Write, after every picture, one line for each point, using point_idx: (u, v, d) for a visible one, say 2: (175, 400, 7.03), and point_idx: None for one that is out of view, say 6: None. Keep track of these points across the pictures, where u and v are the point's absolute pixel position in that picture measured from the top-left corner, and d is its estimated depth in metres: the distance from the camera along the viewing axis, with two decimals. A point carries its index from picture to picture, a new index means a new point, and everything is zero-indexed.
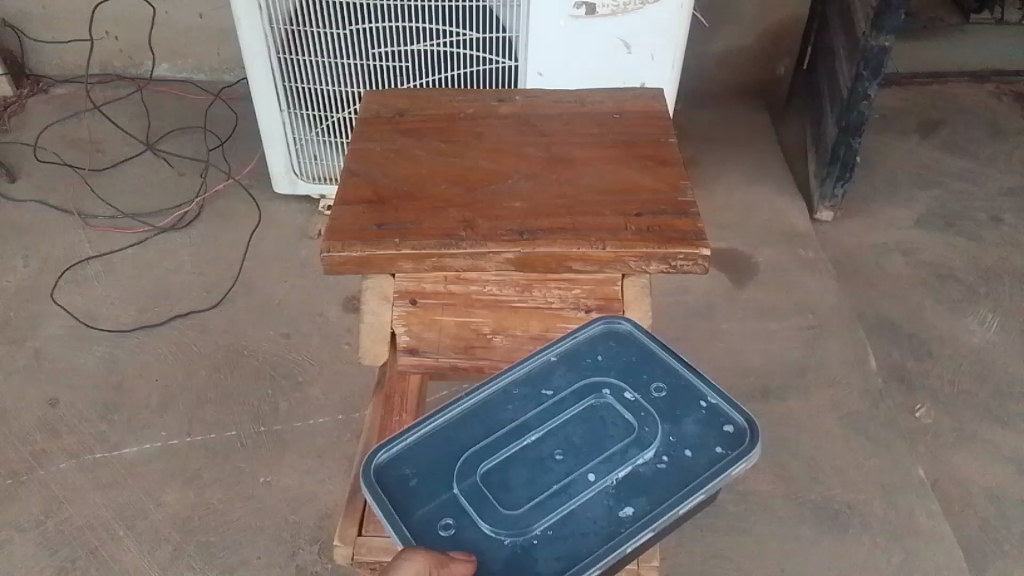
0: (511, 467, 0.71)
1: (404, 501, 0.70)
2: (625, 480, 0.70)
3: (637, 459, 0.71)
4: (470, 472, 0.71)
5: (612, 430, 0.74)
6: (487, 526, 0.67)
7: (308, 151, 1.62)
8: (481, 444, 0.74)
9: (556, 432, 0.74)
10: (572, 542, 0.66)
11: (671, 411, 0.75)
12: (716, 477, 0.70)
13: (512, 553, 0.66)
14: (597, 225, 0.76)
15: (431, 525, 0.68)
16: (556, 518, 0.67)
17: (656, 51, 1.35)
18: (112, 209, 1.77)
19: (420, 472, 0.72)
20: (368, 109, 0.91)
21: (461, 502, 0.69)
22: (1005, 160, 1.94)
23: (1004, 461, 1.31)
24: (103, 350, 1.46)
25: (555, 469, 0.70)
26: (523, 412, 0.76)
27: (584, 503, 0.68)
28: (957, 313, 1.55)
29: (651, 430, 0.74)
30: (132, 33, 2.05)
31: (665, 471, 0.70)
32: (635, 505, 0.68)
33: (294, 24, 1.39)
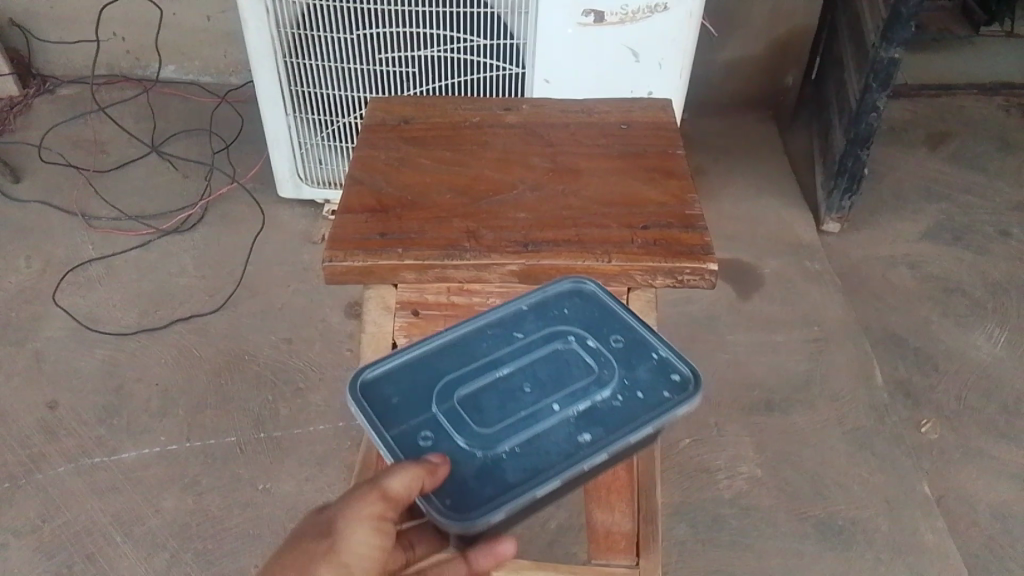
0: (481, 393, 0.64)
1: (382, 416, 0.63)
2: (587, 411, 0.63)
3: (598, 395, 0.64)
4: (447, 394, 0.64)
5: (578, 367, 0.66)
6: (462, 441, 0.61)
7: (313, 156, 1.62)
8: (456, 370, 0.66)
9: (524, 366, 0.66)
10: (540, 457, 0.60)
11: (627, 354, 0.67)
12: (666, 413, 0.63)
13: (480, 466, 0.60)
14: (603, 238, 0.75)
15: (407, 434, 0.62)
16: (521, 438, 0.61)
17: (664, 60, 1.34)
18: (115, 210, 1.76)
19: (401, 390, 0.65)
20: (373, 116, 0.90)
21: (437, 418, 0.63)
22: (1014, 174, 1.92)
23: (1010, 478, 1.29)
24: (104, 352, 1.46)
25: (522, 398, 0.64)
26: (497, 344, 0.68)
27: (549, 426, 0.62)
28: (964, 327, 1.54)
29: (610, 370, 0.66)
30: (138, 34, 2.05)
31: (623, 408, 0.63)
32: (594, 433, 0.61)
33: (300, 29, 1.38)
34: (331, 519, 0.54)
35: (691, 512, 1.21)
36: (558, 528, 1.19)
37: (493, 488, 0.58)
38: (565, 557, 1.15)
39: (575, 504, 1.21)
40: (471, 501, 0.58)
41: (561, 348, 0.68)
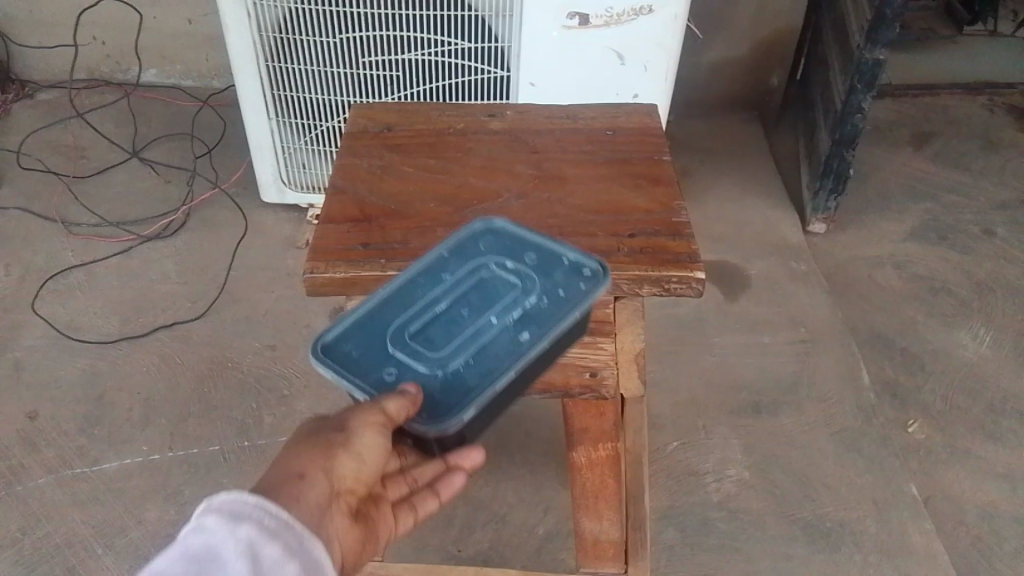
0: (425, 324, 0.66)
1: (346, 368, 0.63)
2: (520, 314, 0.65)
3: (526, 299, 0.67)
4: (393, 333, 0.65)
5: (506, 280, 0.68)
6: (421, 369, 0.63)
7: (296, 161, 1.60)
8: (398, 308, 0.67)
9: (455, 292, 0.68)
10: (494, 361, 0.63)
11: (543, 258, 0.70)
12: (589, 295, 0.66)
13: (442, 385, 0.62)
14: (589, 247, 0.73)
15: (372, 379, 0.62)
16: (471, 352, 0.63)
17: (649, 63, 1.33)
18: (95, 217, 1.74)
19: (357, 340, 0.65)
20: (356, 124, 0.89)
21: (392, 357, 0.64)
22: (998, 173, 1.93)
23: (996, 478, 1.29)
24: (85, 361, 1.44)
25: (463, 320, 0.66)
26: (432, 277, 0.69)
27: (493, 335, 0.64)
28: (950, 327, 1.54)
29: (532, 276, 0.69)
30: (119, 38, 2.02)
31: (552, 303, 0.66)
32: (531, 330, 0.64)
33: (282, 33, 1.37)
34: (344, 419, 0.59)
35: (680, 516, 1.21)
36: (546, 534, 1.18)
37: (458, 397, 0.61)
38: (553, 563, 1.14)
39: (564, 510, 1.21)
40: (445, 414, 0.60)
41: (487, 268, 0.70)
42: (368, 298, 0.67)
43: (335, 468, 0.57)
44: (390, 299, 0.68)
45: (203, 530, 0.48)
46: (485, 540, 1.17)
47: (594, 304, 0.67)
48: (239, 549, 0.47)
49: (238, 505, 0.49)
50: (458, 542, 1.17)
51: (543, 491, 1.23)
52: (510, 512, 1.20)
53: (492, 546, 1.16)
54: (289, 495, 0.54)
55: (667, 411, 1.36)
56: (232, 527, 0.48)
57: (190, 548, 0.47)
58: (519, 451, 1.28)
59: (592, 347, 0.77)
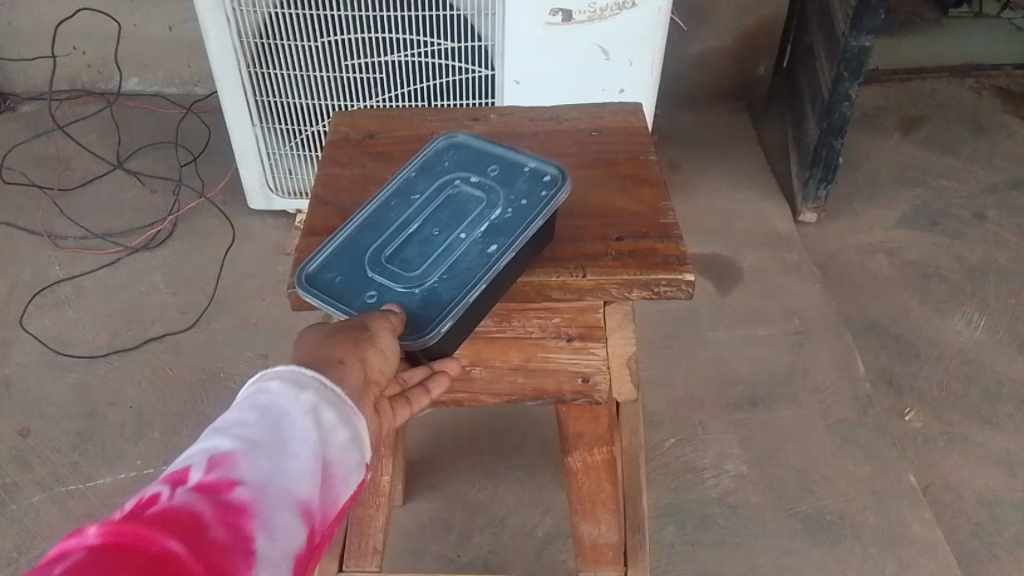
0: (401, 248, 0.67)
1: (329, 294, 0.64)
2: (488, 227, 0.67)
3: (492, 215, 0.68)
4: (371, 260, 0.66)
5: (471, 199, 0.70)
6: (400, 288, 0.63)
7: (282, 166, 1.59)
8: (375, 237, 0.68)
9: (427, 217, 0.69)
10: (466, 272, 0.63)
11: (506, 177, 0.71)
12: (550, 202, 0.67)
13: (420, 299, 0.62)
14: (576, 252, 0.70)
15: (355, 301, 0.63)
16: (444, 267, 0.64)
17: (634, 58, 1.32)
18: (81, 229, 1.72)
19: (339, 269, 0.66)
20: (338, 132, 0.88)
21: (374, 280, 0.65)
22: (987, 156, 1.93)
23: (995, 463, 1.29)
24: (75, 376, 1.42)
25: (435, 239, 0.67)
26: (403, 206, 0.71)
27: (463, 250, 0.65)
28: (943, 313, 1.54)
29: (496, 194, 0.70)
30: (98, 47, 2.00)
31: (514, 214, 0.67)
32: (499, 241, 0.65)
33: (263, 39, 1.35)
34: (364, 321, 0.57)
35: (679, 513, 1.20)
36: (545, 536, 1.17)
37: (436, 307, 0.61)
38: (553, 565, 1.14)
39: (562, 510, 1.20)
40: (425, 324, 0.60)
41: (453, 192, 0.71)
42: (345, 231, 0.69)
43: (368, 362, 0.54)
44: (367, 228, 0.69)
45: (269, 392, 0.47)
46: (484, 545, 1.16)
47: (555, 209, 0.68)
48: (305, 408, 0.47)
49: (294, 372, 0.49)
50: (457, 547, 1.16)
51: (541, 492, 1.22)
52: (509, 515, 1.20)
53: (492, 550, 1.16)
54: (330, 377, 0.51)
55: (662, 408, 1.35)
56: (296, 389, 0.48)
57: (256, 403, 0.46)
58: (515, 454, 1.28)
59: (583, 351, 0.75)
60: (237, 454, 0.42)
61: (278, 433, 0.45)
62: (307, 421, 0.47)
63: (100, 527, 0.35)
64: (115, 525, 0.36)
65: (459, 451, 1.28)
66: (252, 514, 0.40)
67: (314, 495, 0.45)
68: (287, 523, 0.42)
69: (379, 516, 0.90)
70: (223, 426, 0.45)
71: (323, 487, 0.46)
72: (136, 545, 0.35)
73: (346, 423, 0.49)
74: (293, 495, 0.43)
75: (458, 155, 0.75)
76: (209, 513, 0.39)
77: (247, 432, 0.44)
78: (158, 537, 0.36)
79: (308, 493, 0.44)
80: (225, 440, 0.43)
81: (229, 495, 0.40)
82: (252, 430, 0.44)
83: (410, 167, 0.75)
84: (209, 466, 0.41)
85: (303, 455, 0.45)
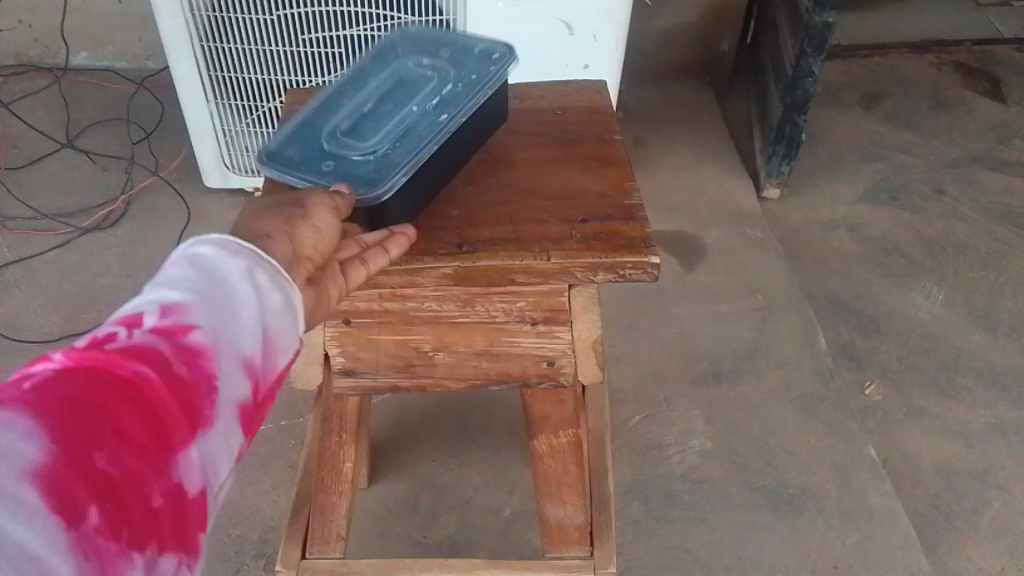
0: (354, 125, 0.71)
1: (288, 165, 0.67)
2: (436, 103, 0.72)
3: (438, 93, 0.73)
4: (327, 135, 0.71)
5: (412, 82, 0.75)
6: (356, 156, 0.68)
7: (239, 144, 1.54)
8: (324, 119, 0.73)
9: (377, 98, 0.74)
10: (418, 137, 0.69)
11: (447, 63, 0.77)
12: (489, 78, 0.74)
13: (375, 161, 0.67)
14: (541, 234, 0.69)
15: (315, 168, 0.68)
16: (397, 135, 0.69)
17: (598, 33, 1.30)
18: (30, 209, 1.66)
19: (295, 146, 0.70)
20: (293, 110, 0.84)
21: (331, 151, 0.69)
22: (946, 132, 1.95)
23: (952, 435, 1.32)
24: (26, 362, 1.37)
25: (386, 115, 0.72)
26: (348, 91, 0.75)
27: (411, 120, 0.70)
28: (903, 287, 1.56)
29: (441, 75, 0.75)
30: (45, 20, 1.93)
31: (458, 90, 0.73)
32: (446, 112, 0.71)
33: (216, 11, 1.31)
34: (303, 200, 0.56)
35: (645, 490, 1.21)
36: (512, 515, 1.17)
37: (390, 164, 0.66)
38: (520, 545, 1.13)
39: (528, 489, 1.20)
40: (383, 176, 0.65)
41: (394, 77, 0.76)
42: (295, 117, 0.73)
43: (297, 235, 0.53)
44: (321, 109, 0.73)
45: (205, 254, 0.45)
46: (450, 526, 1.15)
47: (494, 84, 0.74)
48: (242, 273, 0.46)
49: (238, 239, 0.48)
50: (424, 529, 1.15)
51: (507, 472, 1.22)
52: (475, 496, 1.19)
53: (459, 531, 1.15)
54: (262, 247, 0.49)
55: (628, 385, 1.35)
56: (233, 255, 0.46)
57: (195, 261, 0.45)
58: (481, 434, 1.27)
59: (547, 335, 0.74)
60: (191, 301, 0.42)
61: (226, 291, 0.44)
62: (254, 286, 0.46)
63: (66, 356, 0.37)
64: (81, 352, 0.38)
65: (425, 432, 1.27)
66: (207, 358, 0.41)
67: (263, 350, 0.46)
68: (231, 379, 0.43)
69: (342, 503, 0.87)
70: (167, 277, 0.44)
71: (267, 350, 0.46)
72: (102, 373, 0.37)
73: (288, 288, 0.48)
74: (236, 354, 0.43)
75: (397, 49, 0.80)
76: (165, 354, 0.40)
77: (198, 280, 0.44)
78: (124, 362, 0.38)
79: (259, 349, 0.45)
80: (171, 290, 0.43)
81: (186, 338, 0.41)
82: (195, 284, 0.43)
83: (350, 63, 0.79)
84: (162, 311, 0.41)
85: (252, 313, 0.45)
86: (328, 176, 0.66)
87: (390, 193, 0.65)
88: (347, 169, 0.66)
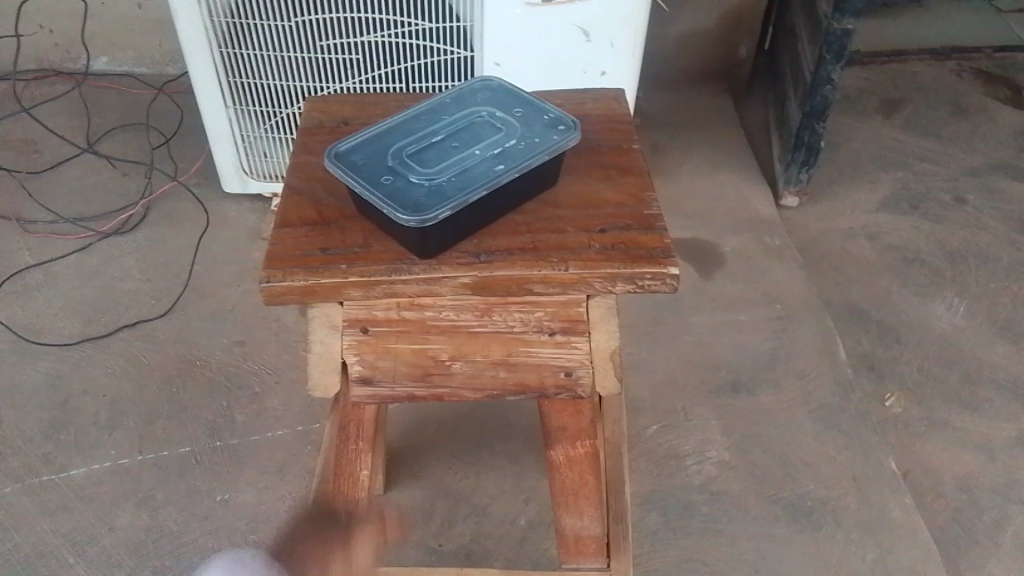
0: (421, 151, 0.70)
1: (354, 166, 0.68)
2: (501, 151, 0.70)
3: (507, 142, 0.71)
4: (394, 154, 0.70)
5: (494, 126, 0.73)
6: (414, 179, 0.67)
7: (257, 149, 1.55)
8: (403, 135, 0.72)
9: (452, 131, 0.73)
10: (472, 180, 0.67)
11: (529, 116, 0.74)
12: (561, 142, 0.71)
13: (427, 191, 0.66)
14: (560, 244, 0.68)
15: (372, 181, 0.67)
16: (455, 172, 0.68)
17: (616, 39, 1.29)
18: (51, 213, 1.68)
19: (365, 153, 0.70)
20: (311, 118, 0.84)
21: (392, 168, 0.68)
22: (967, 139, 1.93)
23: (974, 448, 1.30)
24: (46, 365, 1.38)
25: (452, 150, 0.70)
26: (434, 118, 0.75)
27: (474, 163, 0.68)
28: (924, 297, 1.54)
29: (515, 126, 0.73)
30: (66, 26, 1.95)
31: (526, 146, 0.70)
32: (507, 163, 0.68)
33: (235, 18, 1.31)
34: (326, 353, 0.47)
35: (661, 501, 1.20)
36: (528, 524, 1.16)
37: (439, 200, 0.65)
38: (536, 555, 1.13)
39: (545, 499, 1.19)
40: (428, 209, 0.64)
41: (480, 116, 0.74)
42: (379, 125, 0.73)
43: None
44: (397, 131, 0.73)
45: None
46: (466, 534, 1.15)
47: (564, 151, 0.71)
48: None
49: None
50: (439, 537, 1.14)
51: (523, 481, 1.22)
52: (491, 505, 1.19)
53: (475, 540, 1.14)
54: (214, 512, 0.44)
55: (645, 394, 1.34)
56: None
57: None
58: (497, 443, 1.27)
59: (566, 346, 0.74)
60: None
61: None
62: None
63: None
64: None
65: (440, 440, 1.27)
66: None
67: None
68: None
69: (359, 512, 0.85)
70: None
71: None
72: None
73: None
74: None
75: (496, 91, 0.78)
76: None
77: None
78: None
79: None
80: None
81: None
82: None
83: (448, 90, 0.78)
84: None
85: None
86: (381, 192, 0.65)
87: (434, 224, 0.63)
88: (399, 191, 0.65)
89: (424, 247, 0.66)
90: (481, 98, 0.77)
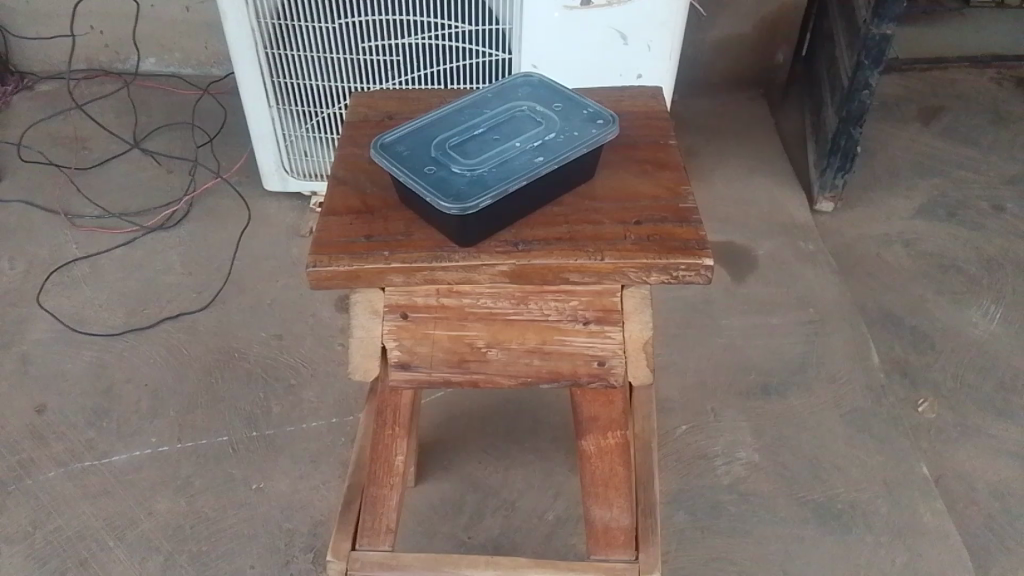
0: (463, 143, 0.73)
1: (400, 158, 0.71)
2: (542, 144, 0.72)
3: (547, 135, 0.73)
4: (437, 145, 0.72)
5: (534, 120, 0.75)
6: (458, 169, 0.69)
7: (298, 147, 1.58)
8: (446, 128, 0.75)
9: (494, 127, 0.75)
10: (513, 170, 0.69)
11: (567, 112, 0.76)
12: (599, 136, 0.72)
13: (469, 180, 0.68)
14: (597, 235, 0.70)
15: (418, 170, 0.69)
16: (496, 162, 0.70)
17: (653, 42, 1.31)
18: (98, 208, 1.73)
19: (410, 145, 0.73)
20: (356, 112, 0.87)
21: (435, 158, 0.71)
22: (1006, 147, 1.91)
23: (1007, 455, 1.29)
24: (91, 354, 1.43)
25: (493, 143, 0.72)
26: (476, 112, 0.77)
27: (515, 155, 0.71)
28: (958, 304, 1.53)
29: (554, 121, 0.75)
30: (116, 27, 2.01)
31: (565, 139, 0.72)
32: (545, 155, 0.70)
33: (280, 19, 1.35)
34: None
35: (690, 500, 1.20)
36: (556, 519, 1.18)
37: (481, 188, 0.67)
38: (563, 549, 1.14)
39: (573, 495, 1.21)
40: (470, 198, 0.66)
41: (521, 110, 0.76)
42: (424, 119, 0.75)
43: None
44: (441, 124, 0.75)
45: None
46: (495, 527, 1.17)
47: (601, 145, 0.73)
48: None
49: None
50: (468, 529, 1.16)
51: (552, 477, 1.23)
52: (520, 499, 1.20)
53: (503, 533, 1.16)
54: None
55: (675, 395, 1.35)
56: None
57: None
58: (526, 438, 1.28)
59: (599, 335, 0.75)
60: None
61: None
62: None
63: None
64: None
65: (471, 435, 1.29)
66: None
67: None
68: None
69: (393, 496, 0.88)
70: None
71: None
72: None
73: None
74: None
75: (537, 86, 0.80)
76: None
77: None
78: None
79: None
80: None
81: None
82: None
83: (489, 85, 0.80)
84: None
85: None
86: (427, 181, 0.68)
87: (476, 213, 0.65)
88: (443, 179, 0.68)
89: (464, 236, 0.68)
90: (521, 95, 0.79)
